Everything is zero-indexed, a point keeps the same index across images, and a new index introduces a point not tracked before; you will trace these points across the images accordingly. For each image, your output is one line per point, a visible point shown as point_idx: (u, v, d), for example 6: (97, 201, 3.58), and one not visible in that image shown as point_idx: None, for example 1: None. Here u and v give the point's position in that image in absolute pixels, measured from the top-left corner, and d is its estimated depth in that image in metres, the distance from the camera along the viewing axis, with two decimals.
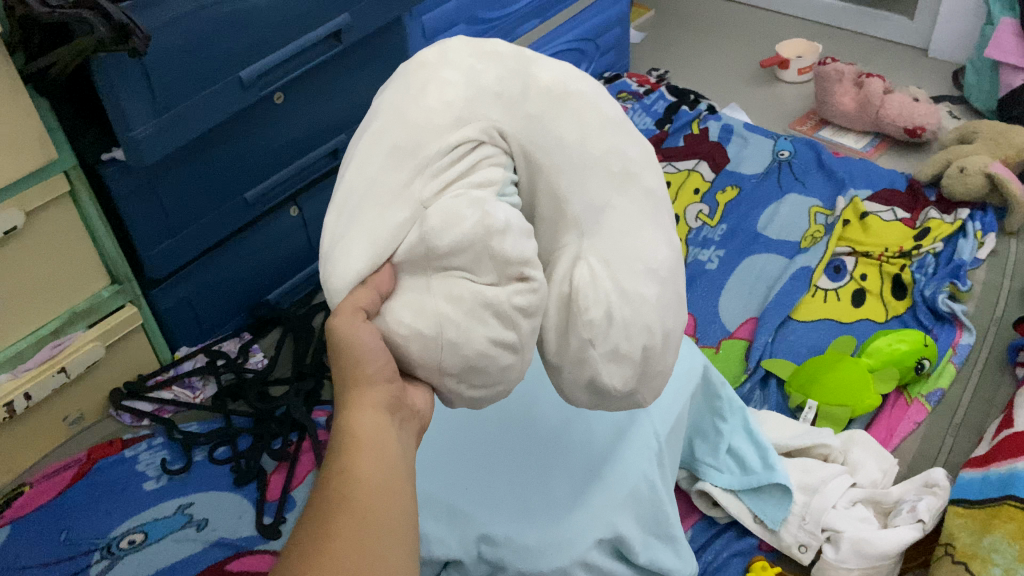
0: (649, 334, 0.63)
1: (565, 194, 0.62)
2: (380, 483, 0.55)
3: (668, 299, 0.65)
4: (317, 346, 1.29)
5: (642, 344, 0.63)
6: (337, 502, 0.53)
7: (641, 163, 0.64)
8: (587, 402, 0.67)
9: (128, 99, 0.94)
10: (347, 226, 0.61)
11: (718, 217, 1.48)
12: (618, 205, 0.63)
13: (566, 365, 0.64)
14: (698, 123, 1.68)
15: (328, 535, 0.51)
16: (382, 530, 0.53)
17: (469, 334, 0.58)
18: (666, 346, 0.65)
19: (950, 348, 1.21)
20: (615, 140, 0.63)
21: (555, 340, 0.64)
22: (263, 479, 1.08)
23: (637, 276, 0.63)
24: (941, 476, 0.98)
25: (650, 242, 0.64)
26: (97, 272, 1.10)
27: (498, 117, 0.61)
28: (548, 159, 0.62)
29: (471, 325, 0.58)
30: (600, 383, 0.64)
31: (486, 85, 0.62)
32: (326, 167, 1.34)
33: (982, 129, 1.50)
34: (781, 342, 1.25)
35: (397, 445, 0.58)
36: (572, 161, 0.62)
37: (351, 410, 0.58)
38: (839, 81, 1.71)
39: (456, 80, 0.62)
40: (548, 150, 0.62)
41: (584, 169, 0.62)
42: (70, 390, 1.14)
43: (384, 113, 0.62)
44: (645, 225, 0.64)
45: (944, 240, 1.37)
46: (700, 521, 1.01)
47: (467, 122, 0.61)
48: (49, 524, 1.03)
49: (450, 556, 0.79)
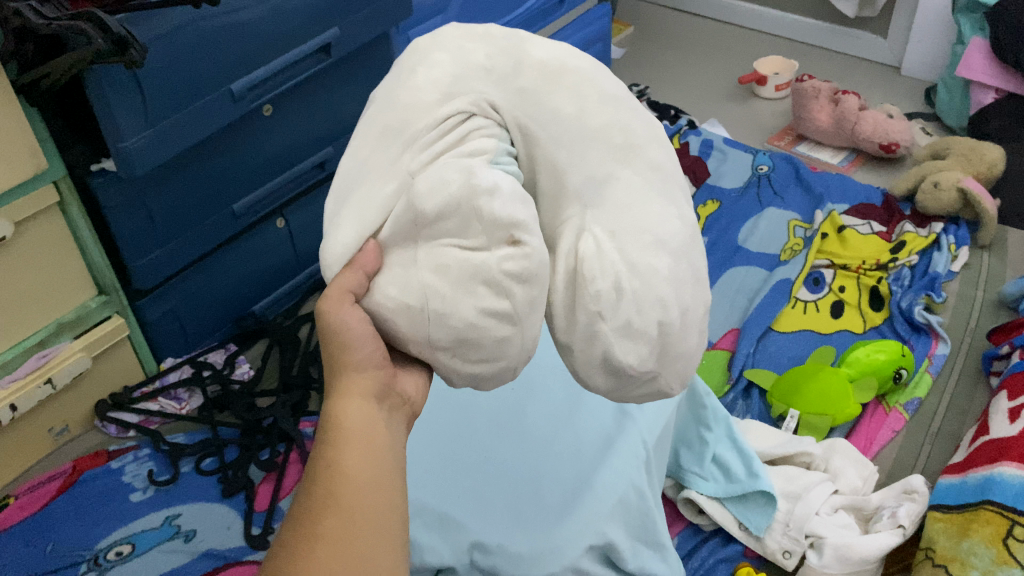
0: (663, 309, 0.62)
1: (565, 166, 0.62)
2: (366, 479, 0.56)
3: (682, 275, 0.63)
4: (303, 357, 1.29)
5: (655, 320, 0.62)
6: (323, 497, 0.55)
7: (645, 137, 0.63)
8: (604, 386, 0.65)
9: (120, 113, 0.95)
10: (340, 206, 0.64)
11: (700, 229, 1.50)
12: (622, 176, 0.62)
13: (576, 344, 0.63)
14: (679, 137, 1.72)
15: (315, 533, 0.53)
16: (367, 531, 0.54)
17: (456, 305, 0.58)
18: (683, 325, 0.64)
19: (927, 357, 1.24)
20: (616, 115, 0.63)
21: (564, 315, 0.63)
22: (252, 489, 1.08)
23: (646, 246, 0.61)
24: (920, 483, 1.00)
25: (659, 215, 0.62)
26: (84, 283, 1.10)
27: (489, 90, 0.62)
28: (543, 133, 0.62)
29: (458, 296, 0.58)
30: (613, 360, 0.62)
31: (476, 61, 0.63)
32: (313, 179, 1.35)
33: (954, 146, 1.53)
34: (762, 352, 1.27)
35: (385, 437, 0.60)
36: (571, 134, 0.62)
37: (341, 395, 0.60)
38: (815, 97, 1.75)
39: (445, 61, 0.63)
40: (543, 124, 0.62)
41: (584, 142, 0.62)
42: (57, 402, 1.14)
43: (376, 100, 0.64)
44: (652, 200, 0.63)
45: (919, 253, 1.40)
46: (686, 529, 1.03)
47: (454, 96, 0.61)
48: (33, 537, 1.02)
49: (444, 563, 0.78)
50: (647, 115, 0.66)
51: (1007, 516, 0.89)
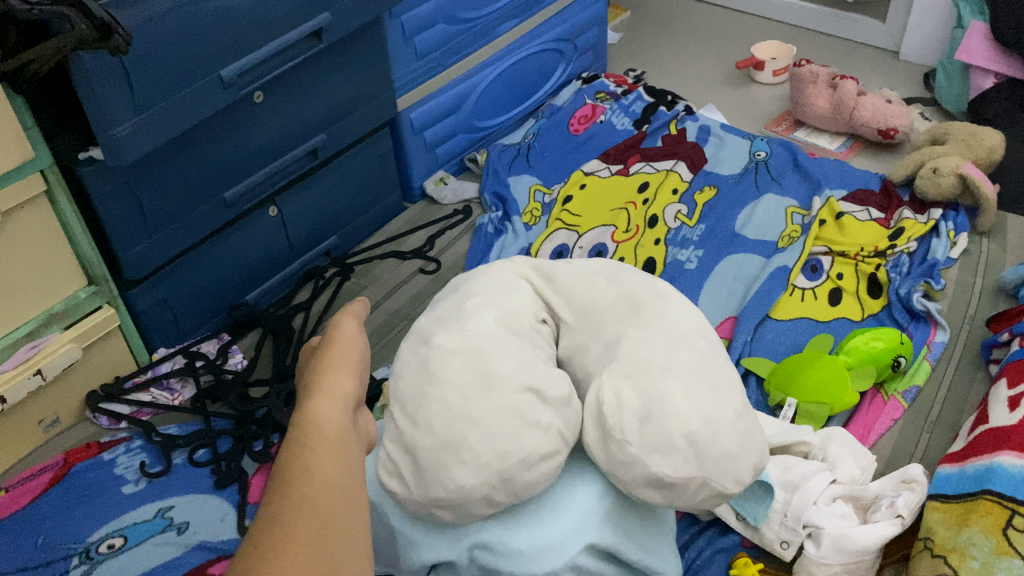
0: (685, 425, 0.73)
1: (575, 291, 0.87)
2: (341, 486, 0.50)
3: (695, 385, 0.75)
4: (297, 347, 1.28)
5: (682, 432, 0.73)
6: (295, 500, 0.48)
7: (648, 291, 0.85)
8: (658, 497, 0.75)
9: (106, 99, 0.93)
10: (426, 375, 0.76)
11: (697, 217, 1.49)
12: (635, 327, 0.81)
13: (618, 468, 0.75)
14: (675, 123, 1.71)
15: (286, 534, 0.46)
16: (342, 542, 0.47)
17: (511, 414, 0.73)
18: (711, 432, 0.73)
19: (925, 345, 1.23)
20: (625, 285, 0.86)
21: (601, 449, 0.76)
22: (245, 481, 1.07)
23: (660, 374, 0.75)
24: (920, 472, 0.98)
25: (665, 336, 0.79)
26: (73, 273, 1.08)
27: (536, 336, 0.83)
28: (563, 279, 0.89)
29: (513, 414, 0.73)
30: (652, 473, 0.73)
31: (524, 313, 0.84)
32: (305, 167, 1.33)
33: (954, 131, 1.52)
34: (760, 340, 1.26)
35: (357, 453, 0.54)
36: (580, 276, 0.88)
37: (313, 405, 0.55)
38: (813, 83, 1.74)
39: (501, 304, 0.84)
40: (572, 307, 0.87)
41: (597, 286, 0.87)
42: (48, 393, 1.12)
43: (463, 303, 0.82)
44: (659, 327, 0.80)
45: (918, 239, 1.39)
46: (685, 519, 1.04)
47: (509, 294, 0.85)
48: (24, 530, 1.01)
49: (441, 559, 0.80)
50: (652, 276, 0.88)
51: (1007, 506, 0.89)
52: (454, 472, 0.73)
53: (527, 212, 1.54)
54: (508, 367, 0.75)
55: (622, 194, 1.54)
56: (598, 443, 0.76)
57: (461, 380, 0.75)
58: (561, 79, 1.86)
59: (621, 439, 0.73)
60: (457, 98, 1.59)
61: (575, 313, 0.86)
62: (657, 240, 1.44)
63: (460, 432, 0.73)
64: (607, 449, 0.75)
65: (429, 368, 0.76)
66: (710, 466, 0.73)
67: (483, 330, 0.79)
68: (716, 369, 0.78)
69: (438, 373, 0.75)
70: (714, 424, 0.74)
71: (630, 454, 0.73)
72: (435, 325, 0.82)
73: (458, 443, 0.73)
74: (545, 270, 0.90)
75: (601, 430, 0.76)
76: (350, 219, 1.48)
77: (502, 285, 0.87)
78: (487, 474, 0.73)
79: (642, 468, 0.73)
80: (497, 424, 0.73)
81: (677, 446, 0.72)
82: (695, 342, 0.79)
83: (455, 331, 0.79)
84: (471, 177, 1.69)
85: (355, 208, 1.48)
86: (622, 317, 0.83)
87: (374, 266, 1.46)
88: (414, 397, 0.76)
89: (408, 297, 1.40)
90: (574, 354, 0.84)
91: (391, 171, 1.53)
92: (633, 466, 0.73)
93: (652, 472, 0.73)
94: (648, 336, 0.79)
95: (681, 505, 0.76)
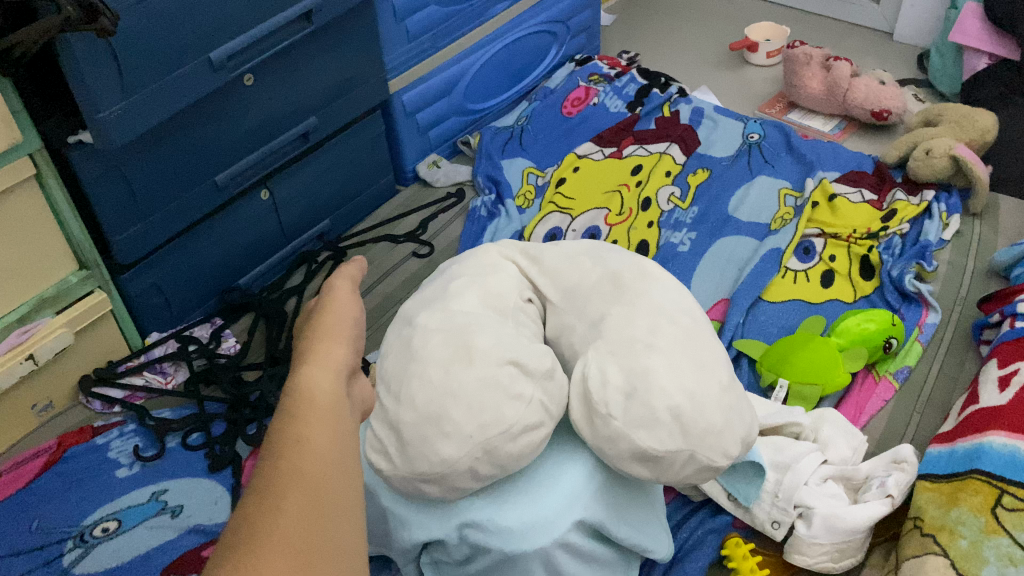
0: (668, 399, 0.73)
1: (561, 272, 0.88)
2: (334, 456, 0.49)
3: (678, 362, 0.76)
4: (290, 331, 1.28)
5: (666, 406, 0.73)
6: (286, 471, 0.46)
7: (628, 267, 0.86)
8: (644, 471, 0.76)
9: (93, 82, 0.92)
10: (415, 359, 0.77)
11: (689, 199, 1.49)
12: (619, 306, 0.81)
13: (604, 444, 0.76)
14: (669, 106, 1.70)
15: (278, 504, 0.44)
16: (335, 511, 0.46)
17: (497, 392, 0.74)
18: (696, 406, 0.74)
19: (917, 326, 1.24)
20: (606, 264, 0.87)
21: (588, 426, 0.77)
22: (239, 464, 1.08)
23: (639, 351, 0.76)
24: (909, 453, 0.99)
25: (645, 311, 0.80)
26: (63, 257, 1.08)
27: (522, 317, 0.84)
28: (547, 261, 0.90)
29: (499, 392, 0.74)
30: (637, 448, 0.74)
31: (511, 299, 0.85)
32: (298, 150, 1.33)
33: (947, 113, 1.52)
34: (752, 323, 1.27)
35: (350, 424, 0.53)
36: (563, 258, 0.90)
37: (306, 374, 0.54)
38: (806, 64, 1.72)
39: (487, 291, 0.85)
40: (556, 288, 0.88)
41: (579, 265, 0.88)
42: (40, 377, 1.12)
43: (449, 293, 0.84)
44: (637, 301, 0.81)
45: (911, 221, 1.39)
46: (676, 500, 1.05)
47: (494, 279, 0.87)
48: (17, 514, 1.01)
49: (432, 537, 0.80)
50: (634, 254, 0.89)
51: (995, 486, 0.90)
52: (438, 446, 0.73)
53: (520, 194, 1.54)
54: (489, 343, 0.76)
55: (616, 177, 1.54)
56: (584, 421, 0.77)
57: (441, 356, 0.76)
58: (554, 62, 1.85)
59: (606, 414, 0.74)
60: (449, 80, 1.59)
61: (560, 294, 0.87)
62: (651, 223, 1.44)
63: (441, 406, 0.74)
64: (592, 425, 0.76)
65: (412, 346, 0.78)
66: (696, 440, 0.74)
67: (467, 309, 0.81)
68: (701, 347, 0.78)
69: (419, 351, 0.77)
70: (698, 399, 0.74)
71: (614, 429, 0.74)
72: (418, 307, 0.84)
73: (440, 417, 0.73)
74: (531, 253, 0.92)
75: (586, 407, 0.77)
76: (342, 202, 1.48)
77: (486, 267, 0.89)
78: (470, 446, 0.73)
79: (627, 442, 0.74)
80: (478, 398, 0.73)
81: (661, 421, 0.73)
82: (679, 319, 0.80)
83: (439, 311, 0.81)
84: (464, 160, 1.69)
85: (347, 191, 1.48)
86: (606, 297, 0.83)
87: (367, 250, 1.46)
88: (397, 375, 0.78)
89: (400, 281, 1.40)
90: (560, 335, 0.85)
91: (384, 154, 1.52)
92: (619, 441, 0.74)
93: (637, 446, 0.74)
94: (632, 314, 0.80)
95: (669, 478, 0.77)
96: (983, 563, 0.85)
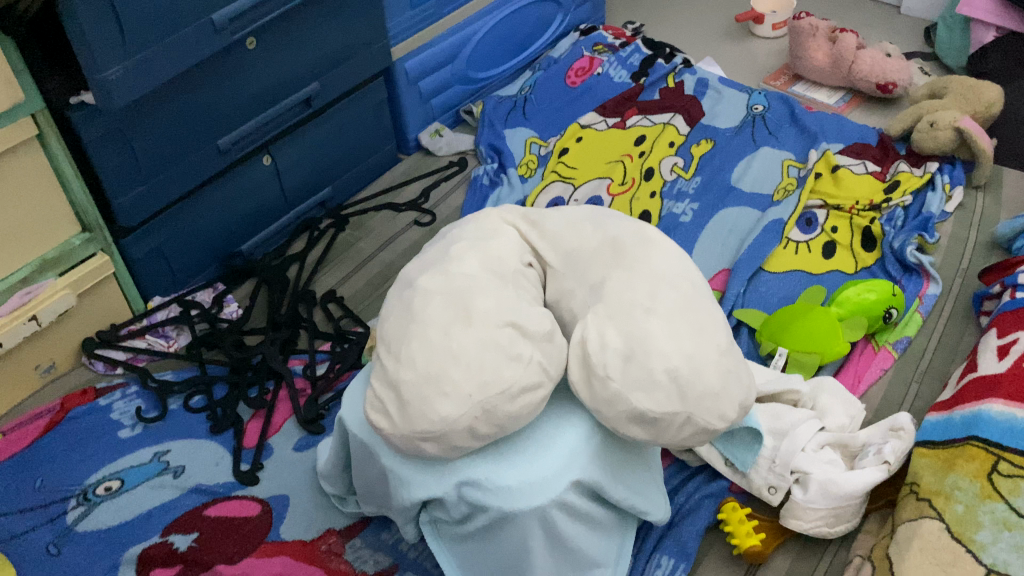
0: (667, 361, 0.74)
1: (561, 237, 0.89)
2: None
3: (678, 326, 0.76)
4: (292, 296, 1.28)
5: (665, 369, 0.74)
6: None
7: (628, 232, 0.86)
8: (642, 433, 0.77)
9: (94, 42, 0.92)
10: (413, 322, 0.77)
11: (692, 170, 1.48)
12: (619, 272, 0.82)
13: (602, 406, 0.76)
14: (673, 76, 1.69)
15: None
16: None
17: (497, 354, 0.74)
18: (695, 369, 0.75)
19: (917, 297, 1.24)
20: (606, 230, 0.87)
21: (587, 389, 0.77)
22: (241, 426, 1.09)
23: (639, 316, 0.76)
24: (907, 421, 0.99)
25: (645, 276, 0.80)
26: (65, 219, 1.08)
27: (522, 280, 0.85)
28: (547, 226, 0.90)
29: (499, 355, 0.74)
30: (635, 409, 0.75)
31: (511, 264, 0.85)
32: (299, 116, 1.32)
33: (952, 85, 1.51)
34: (753, 293, 1.27)
35: None
36: (563, 223, 0.90)
37: None
38: (812, 36, 1.71)
39: (488, 255, 0.85)
40: (556, 253, 0.88)
41: (579, 229, 0.88)
42: (43, 338, 1.13)
43: (449, 255, 0.84)
44: (637, 265, 0.81)
45: (913, 193, 1.39)
46: (674, 466, 1.05)
47: (495, 243, 0.87)
48: (22, 472, 1.03)
49: (431, 496, 0.80)
50: (633, 219, 0.89)
51: (992, 452, 0.90)
52: (437, 405, 0.73)
53: (523, 163, 1.54)
54: (488, 305, 0.77)
55: (619, 147, 1.54)
56: (583, 382, 0.77)
57: (442, 318, 0.76)
58: (558, 32, 1.84)
59: (604, 376, 0.75)
60: (452, 48, 1.58)
61: (561, 259, 0.87)
62: (653, 193, 1.44)
63: (441, 366, 0.74)
64: (591, 386, 0.77)
65: (412, 308, 0.79)
66: (694, 402, 0.74)
67: (467, 272, 0.81)
68: (700, 312, 0.79)
69: (420, 313, 0.77)
70: (697, 362, 0.75)
71: (613, 390, 0.75)
72: (419, 269, 0.85)
73: (439, 377, 0.74)
74: (532, 218, 0.92)
75: (585, 369, 0.77)
76: (344, 170, 1.48)
77: (486, 231, 0.89)
78: (469, 406, 0.73)
79: (625, 403, 0.75)
80: (478, 359, 0.74)
81: (659, 382, 0.74)
82: (679, 284, 0.80)
83: (439, 274, 0.81)
84: (467, 129, 1.69)
85: (350, 159, 1.48)
86: (606, 261, 0.84)
87: (369, 218, 1.46)
88: (398, 336, 0.78)
89: (402, 248, 1.40)
90: (560, 299, 0.86)
91: (386, 123, 1.52)
92: (617, 403, 0.75)
93: (634, 407, 0.74)
94: (631, 278, 0.80)
95: (666, 440, 0.78)
96: (978, 527, 0.85)
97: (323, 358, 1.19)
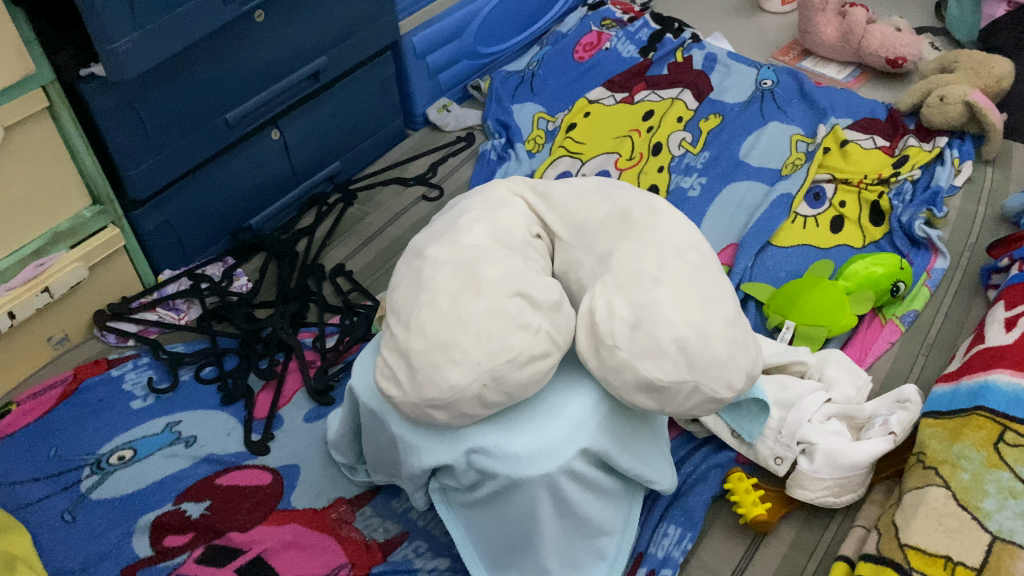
0: (675, 330, 0.74)
1: (569, 208, 0.89)
2: None
3: (686, 297, 0.76)
4: (301, 270, 1.29)
5: (673, 338, 0.74)
6: None
7: (636, 203, 0.86)
8: (649, 401, 0.78)
9: (105, 13, 0.92)
10: (422, 291, 0.78)
11: (700, 145, 1.48)
12: (627, 242, 0.82)
13: (609, 374, 0.77)
14: (682, 52, 1.68)
15: None
16: None
17: (505, 322, 0.75)
18: (703, 339, 0.75)
19: (925, 272, 1.24)
20: (614, 202, 0.87)
21: (595, 358, 0.78)
22: (251, 397, 1.10)
23: (647, 286, 0.76)
24: (914, 393, 1.00)
25: (653, 246, 0.80)
26: (76, 192, 1.09)
27: (530, 251, 0.85)
28: (555, 197, 0.90)
29: (508, 323, 0.75)
30: (642, 377, 0.75)
31: (519, 235, 0.85)
32: (307, 90, 1.32)
33: (962, 60, 1.50)
34: (760, 267, 1.27)
35: None
36: (571, 195, 0.90)
37: None
38: (822, 10, 1.70)
39: (496, 226, 0.85)
40: (564, 225, 0.88)
41: (587, 201, 0.88)
42: (56, 310, 1.14)
43: (458, 226, 0.85)
44: (645, 235, 0.82)
45: (922, 167, 1.38)
46: (680, 437, 1.06)
47: (503, 214, 0.87)
48: (36, 441, 1.04)
49: (440, 463, 0.81)
50: (641, 190, 0.89)
51: (999, 422, 0.91)
52: (446, 371, 0.74)
53: (530, 139, 1.54)
54: (497, 274, 0.77)
55: (627, 122, 1.53)
56: (591, 351, 0.78)
57: (451, 287, 0.76)
58: (566, 6, 1.83)
59: (612, 344, 0.75)
60: (459, 23, 1.57)
61: (569, 230, 0.88)
62: (661, 168, 1.44)
63: (450, 334, 0.74)
64: (599, 355, 0.77)
65: (421, 278, 0.79)
66: (701, 371, 0.75)
67: (475, 242, 0.82)
68: (708, 282, 0.79)
69: (429, 282, 0.78)
70: (704, 331, 0.75)
71: (620, 359, 0.75)
72: (429, 239, 0.85)
73: (449, 345, 0.74)
74: (540, 190, 0.92)
75: (593, 338, 0.78)
76: (352, 144, 1.48)
77: (494, 202, 0.89)
78: (478, 373, 0.74)
79: (632, 371, 0.75)
80: (486, 326, 0.74)
81: (666, 351, 0.74)
82: (687, 255, 0.80)
83: (447, 244, 0.82)
84: (474, 105, 1.69)
85: (357, 133, 1.48)
86: (613, 232, 0.84)
87: (377, 193, 1.47)
88: (407, 305, 0.78)
89: (410, 223, 1.40)
90: (568, 269, 0.86)
91: (393, 98, 1.52)
92: (624, 371, 0.75)
93: (642, 375, 0.75)
94: (639, 248, 0.80)
95: (674, 409, 0.79)
96: (983, 495, 0.86)
97: (332, 331, 1.20)
